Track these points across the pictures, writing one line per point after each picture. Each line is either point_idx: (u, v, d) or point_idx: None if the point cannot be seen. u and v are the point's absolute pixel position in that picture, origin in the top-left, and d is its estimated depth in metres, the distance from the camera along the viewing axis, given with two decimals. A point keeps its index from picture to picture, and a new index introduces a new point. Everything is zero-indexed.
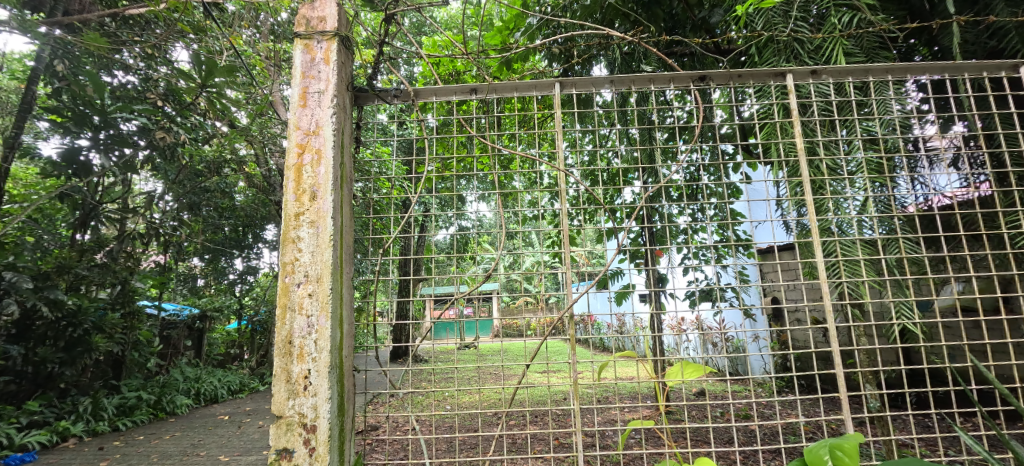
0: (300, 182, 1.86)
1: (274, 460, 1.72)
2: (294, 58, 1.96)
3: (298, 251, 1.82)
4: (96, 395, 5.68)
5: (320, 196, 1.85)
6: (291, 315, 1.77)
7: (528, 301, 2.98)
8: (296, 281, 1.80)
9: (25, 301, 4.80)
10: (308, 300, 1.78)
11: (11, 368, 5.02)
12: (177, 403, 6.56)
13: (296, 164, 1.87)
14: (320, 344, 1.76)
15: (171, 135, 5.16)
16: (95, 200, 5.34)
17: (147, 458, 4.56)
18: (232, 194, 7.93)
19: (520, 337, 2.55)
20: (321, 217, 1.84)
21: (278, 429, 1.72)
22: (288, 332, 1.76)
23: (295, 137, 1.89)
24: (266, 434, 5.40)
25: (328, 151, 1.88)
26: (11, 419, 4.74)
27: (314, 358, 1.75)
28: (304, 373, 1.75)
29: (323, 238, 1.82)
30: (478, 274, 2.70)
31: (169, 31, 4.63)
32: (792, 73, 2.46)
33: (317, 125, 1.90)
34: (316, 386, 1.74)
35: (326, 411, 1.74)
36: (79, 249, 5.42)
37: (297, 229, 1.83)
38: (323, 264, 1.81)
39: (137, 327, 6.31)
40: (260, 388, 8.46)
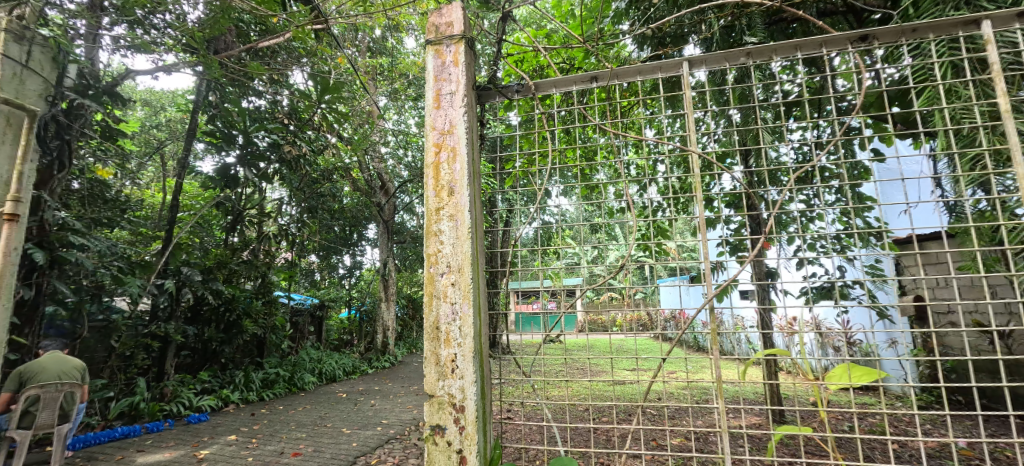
0: (438, 179, 2.01)
1: (428, 435, 1.86)
2: (428, 64, 2.13)
3: (440, 243, 1.96)
4: (246, 370, 6.76)
5: (458, 191, 1.97)
6: (437, 302, 1.91)
7: (612, 296, 2.94)
8: (440, 271, 1.93)
9: (196, 291, 5.91)
10: (451, 289, 1.90)
11: (187, 346, 6.20)
12: (306, 380, 7.53)
13: (434, 162, 2.03)
14: (464, 330, 1.87)
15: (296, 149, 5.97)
16: (241, 207, 6.41)
17: (287, 425, 5.32)
18: (340, 198, 9.09)
19: (606, 334, 2.49)
20: (459, 211, 1.96)
21: (432, 407, 1.86)
22: (435, 318, 1.90)
23: (432, 137, 2.06)
24: (378, 412, 6.00)
25: (462, 148, 2.00)
26: (190, 386, 5.88)
27: (459, 343, 1.86)
28: (451, 356, 1.87)
29: (462, 230, 1.93)
30: (562, 268, 2.73)
31: (290, 58, 5.33)
32: (992, 19, 1.95)
33: (450, 124, 2.04)
34: (464, 370, 1.84)
35: (472, 393, 1.83)
36: (231, 247, 6.54)
37: (439, 222, 1.97)
38: (463, 255, 1.92)
39: (274, 313, 7.38)
40: (369, 371, 9.36)
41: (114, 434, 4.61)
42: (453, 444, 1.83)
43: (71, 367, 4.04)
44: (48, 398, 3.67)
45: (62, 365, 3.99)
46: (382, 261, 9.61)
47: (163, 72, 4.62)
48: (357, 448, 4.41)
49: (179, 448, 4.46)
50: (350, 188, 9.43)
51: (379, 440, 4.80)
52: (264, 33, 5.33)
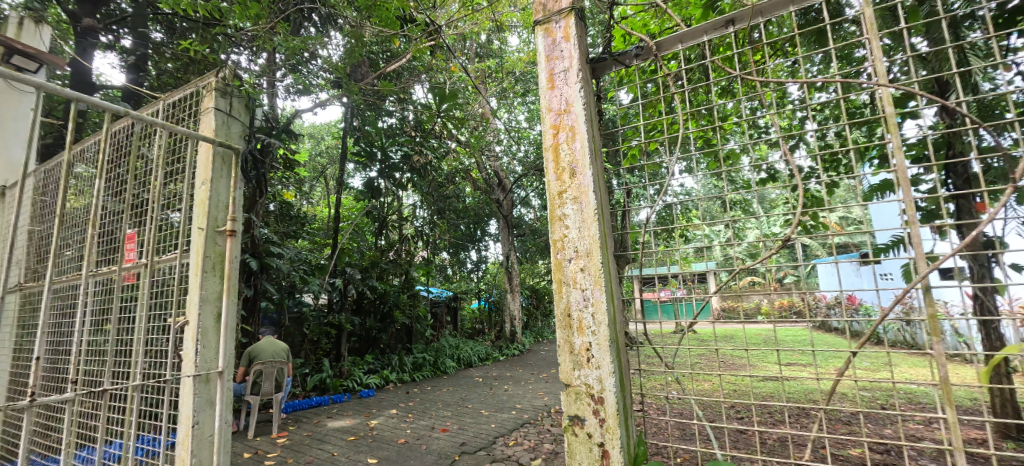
0: (558, 161, 1.61)
1: (566, 426, 1.52)
2: (536, 46, 1.74)
3: (565, 228, 1.57)
4: (399, 354, 7.66)
5: (580, 172, 1.56)
6: (566, 289, 1.54)
7: (755, 278, 2.56)
8: (567, 257, 1.55)
9: (358, 287, 6.89)
10: (581, 274, 1.51)
11: (356, 333, 7.30)
12: (448, 364, 8.24)
13: (552, 145, 1.64)
14: (598, 317, 1.47)
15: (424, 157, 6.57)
16: (385, 213, 7.25)
17: (436, 404, 5.88)
18: (463, 198, 9.70)
19: (749, 322, 2.15)
20: (583, 193, 1.54)
21: (568, 396, 1.51)
22: (565, 305, 1.54)
23: (548, 119, 1.66)
24: (513, 397, 6.28)
25: (582, 126, 1.57)
26: (359, 366, 6.87)
27: (593, 331, 1.47)
28: (586, 345, 1.48)
29: (589, 212, 1.52)
30: (692, 250, 2.49)
31: (412, 76, 5.81)
32: None
33: (567, 103, 1.62)
34: (600, 360, 1.45)
35: (613, 385, 1.43)
36: (380, 249, 7.44)
37: (562, 206, 1.58)
38: (591, 238, 1.51)
39: (417, 305, 8.20)
40: (501, 358, 9.86)
41: (310, 402, 5.64)
42: (594, 437, 1.45)
43: (280, 348, 4.94)
44: (267, 372, 4.70)
45: (274, 346, 4.93)
46: (504, 254, 10.08)
47: (320, 107, 5.40)
48: (497, 429, 4.69)
49: (356, 417, 5.25)
50: (471, 187, 10.00)
51: (517, 423, 5.03)
52: (389, 58, 5.89)
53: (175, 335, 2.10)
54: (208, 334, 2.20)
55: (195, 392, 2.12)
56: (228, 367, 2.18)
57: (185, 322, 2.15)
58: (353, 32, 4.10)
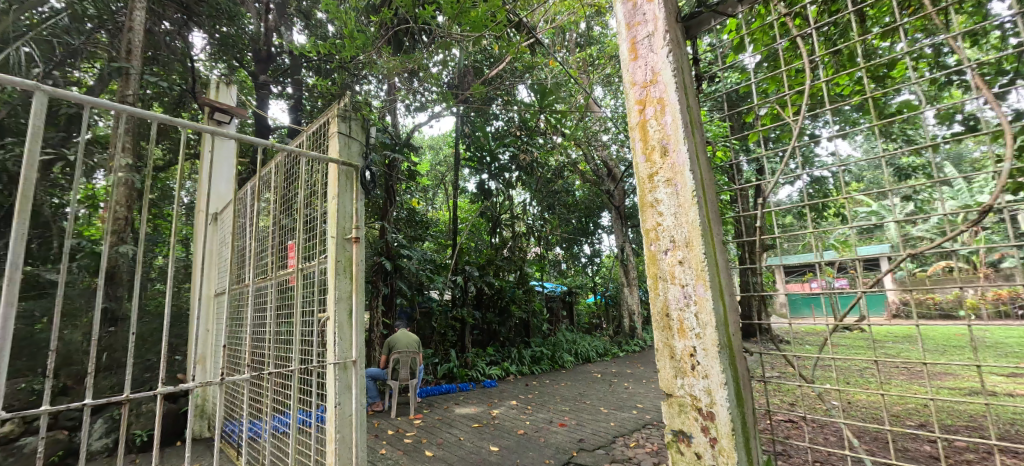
0: (647, 139, 1.44)
1: (671, 442, 1.35)
2: (616, 14, 1.58)
3: (658, 215, 1.40)
4: (518, 347, 7.86)
5: (673, 149, 1.37)
6: (663, 284, 1.37)
7: (950, 265, 2.00)
8: (663, 248, 1.38)
9: (477, 284, 7.25)
10: (680, 268, 1.33)
11: (477, 326, 7.64)
12: (565, 358, 8.23)
13: (639, 122, 1.47)
14: (702, 318, 1.28)
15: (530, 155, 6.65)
16: (497, 213, 7.58)
17: (554, 398, 5.89)
18: (573, 191, 9.61)
19: (944, 320, 1.68)
20: (677, 173, 1.35)
21: (669, 408, 1.35)
22: (662, 303, 1.37)
23: (632, 94, 1.50)
24: (634, 396, 5.99)
25: (672, 96, 1.38)
26: (481, 358, 7.22)
27: (697, 334, 1.29)
28: (689, 350, 1.30)
29: (685, 196, 1.33)
30: (852, 234, 2.05)
31: (513, 75, 5.88)
32: None
33: (653, 73, 1.44)
34: (706, 369, 1.26)
35: (725, 399, 1.23)
36: (495, 247, 7.76)
37: (654, 191, 1.41)
38: (690, 225, 1.31)
39: (533, 300, 8.36)
40: (621, 354, 9.52)
41: (440, 389, 6.08)
42: (705, 459, 1.26)
43: (413, 339, 5.33)
44: (404, 360, 5.15)
45: (408, 337, 5.32)
46: (619, 247, 9.76)
47: (434, 119, 5.75)
48: (617, 429, 4.50)
49: (480, 406, 5.50)
50: (581, 180, 9.85)
51: (639, 423, 4.78)
52: (491, 63, 6.07)
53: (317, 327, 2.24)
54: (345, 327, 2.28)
55: (336, 377, 2.21)
56: (361, 357, 2.24)
57: (325, 314, 2.28)
58: (458, 40, 4.30)
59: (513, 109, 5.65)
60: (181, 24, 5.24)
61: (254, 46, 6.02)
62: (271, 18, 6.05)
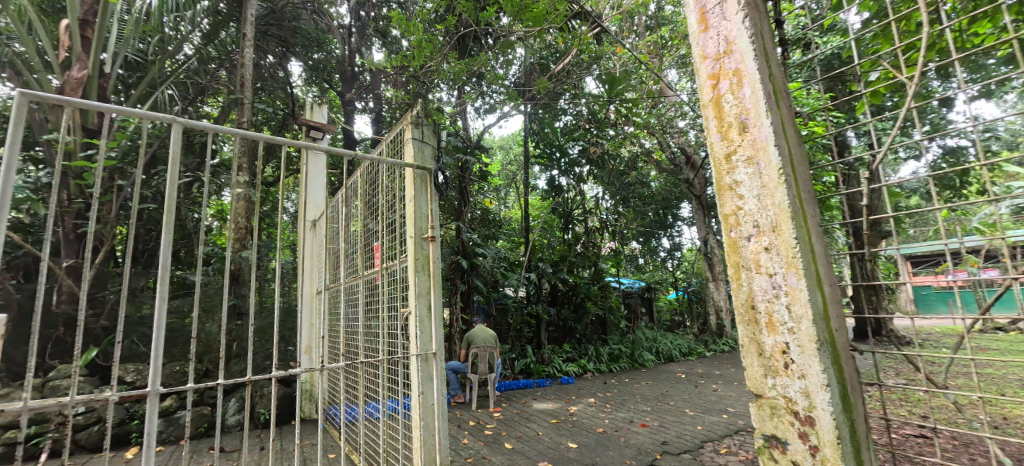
0: (722, 116, 1.33)
1: (762, 448, 1.23)
2: None
3: (738, 199, 1.28)
4: (595, 345, 7.72)
5: (753, 124, 1.24)
6: (747, 274, 1.25)
7: None
8: (744, 234, 1.26)
9: (551, 281, 7.25)
10: (766, 256, 1.21)
11: (553, 323, 7.60)
12: (646, 357, 7.94)
13: (713, 98, 1.36)
14: (795, 311, 1.14)
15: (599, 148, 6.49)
16: (568, 209, 7.53)
17: (635, 398, 5.69)
18: (648, 183, 9.22)
19: None
20: (759, 150, 1.23)
21: (759, 411, 1.23)
22: (747, 295, 1.25)
23: (704, 69, 1.39)
24: (723, 398, 5.60)
25: (750, 66, 1.25)
26: (558, 354, 7.20)
27: (790, 329, 1.15)
28: (781, 346, 1.17)
29: (769, 175, 1.20)
30: (1002, 214, 1.69)
31: (579, 67, 5.73)
32: None
33: (727, 42, 1.32)
34: (802, 368, 1.13)
35: (827, 402, 1.09)
36: (568, 243, 7.72)
37: (732, 172, 1.30)
38: (776, 207, 1.18)
39: (609, 296, 8.17)
40: (707, 354, 8.94)
41: (518, 384, 6.16)
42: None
43: (490, 334, 5.43)
44: (482, 355, 5.27)
45: (485, 333, 5.40)
46: (702, 239, 9.21)
47: (502, 118, 5.81)
48: (705, 433, 4.22)
49: (558, 402, 5.49)
50: (656, 170, 9.41)
51: (729, 427, 4.45)
52: (557, 58, 6.00)
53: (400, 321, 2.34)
54: (426, 321, 2.36)
55: (419, 369, 2.30)
56: (441, 349, 2.31)
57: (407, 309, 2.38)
58: (524, 37, 4.30)
59: (580, 101, 5.54)
60: (281, 56, 6.15)
61: (340, 68, 6.59)
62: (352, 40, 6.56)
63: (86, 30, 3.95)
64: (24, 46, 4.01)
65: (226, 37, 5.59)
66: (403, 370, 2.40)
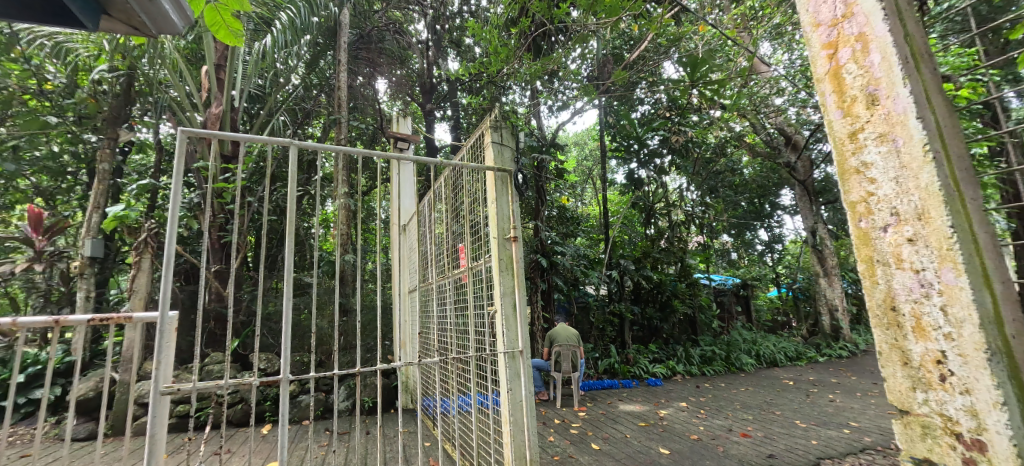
0: (844, 90, 1.18)
1: None
2: None
3: (870, 184, 1.12)
4: (685, 346, 7.32)
5: (884, 96, 1.08)
6: (885, 271, 1.09)
7: None
8: (880, 224, 1.10)
9: (633, 278, 7.03)
10: (909, 249, 1.03)
11: (637, 322, 7.37)
12: (743, 361, 7.36)
13: (832, 71, 1.21)
14: (952, 314, 0.96)
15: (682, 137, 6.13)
16: (650, 203, 7.25)
17: (733, 404, 5.29)
18: (740, 170, 8.52)
19: None
20: (894, 126, 1.06)
21: (907, 429, 1.07)
22: (886, 295, 1.09)
23: (820, 39, 1.25)
24: (842, 410, 4.98)
25: (877, 29, 1.09)
26: (644, 355, 6.94)
27: (946, 336, 0.97)
28: (935, 356, 1.00)
29: (909, 153, 1.03)
30: None
31: (657, 53, 5.40)
32: None
33: (847, 6, 1.17)
34: (964, 382, 0.95)
35: (1002, 426, 0.89)
36: (651, 239, 7.42)
37: (860, 153, 1.14)
38: (920, 191, 1.00)
39: (700, 294, 7.70)
40: (819, 359, 8.03)
41: (603, 384, 6.03)
42: None
43: (572, 332, 5.36)
44: (565, 354, 5.20)
45: (567, 331, 5.37)
46: (810, 230, 8.36)
47: (577, 115, 5.69)
48: (820, 448, 3.78)
49: (646, 404, 5.27)
50: (749, 156, 8.64)
51: (850, 443, 3.95)
52: (632, 46, 5.74)
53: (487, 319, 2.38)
54: (512, 320, 2.37)
55: (506, 366, 2.32)
56: (527, 347, 2.31)
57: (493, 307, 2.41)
58: (597, 28, 4.15)
59: (660, 89, 5.22)
60: (369, 76, 6.67)
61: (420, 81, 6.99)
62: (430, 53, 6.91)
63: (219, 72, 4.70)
64: (177, 91, 4.82)
65: (324, 64, 6.11)
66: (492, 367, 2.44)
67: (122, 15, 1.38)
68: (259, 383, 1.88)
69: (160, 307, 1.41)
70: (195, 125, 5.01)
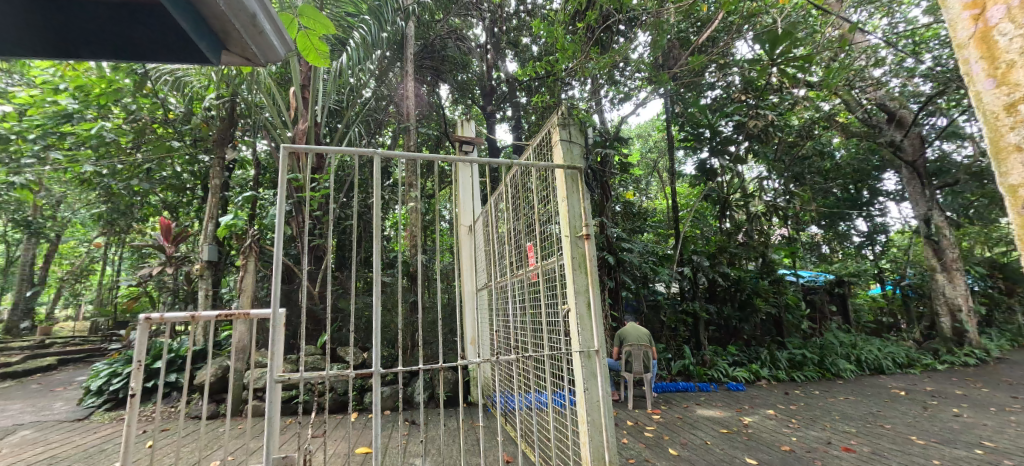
0: (996, 59, 1.21)
1: None
2: None
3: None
4: (770, 348, 6.79)
5: None
6: None
7: None
8: None
9: (708, 274, 6.66)
10: None
11: (713, 322, 7.01)
12: (841, 366, 6.68)
13: (980, 40, 1.24)
14: None
15: (761, 122, 5.68)
16: (725, 195, 6.85)
17: (831, 415, 4.81)
18: (831, 154, 7.70)
19: None
20: None
21: None
22: None
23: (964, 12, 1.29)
24: (971, 428, 4.33)
25: None
26: (723, 357, 6.54)
27: None
28: None
29: None
30: None
31: (728, 33, 4.96)
32: None
33: None
34: None
35: None
36: (727, 233, 6.99)
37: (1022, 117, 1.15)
38: None
39: (786, 292, 7.12)
40: (937, 366, 7.07)
41: (677, 386, 5.77)
42: None
43: (643, 331, 5.19)
44: (636, 354, 5.03)
45: (638, 331, 5.20)
46: (922, 218, 7.41)
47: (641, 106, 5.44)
48: None
49: (728, 410, 4.95)
50: (841, 138, 7.78)
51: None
52: (700, 29, 5.35)
53: (561, 318, 2.35)
54: (586, 319, 2.31)
55: (582, 366, 2.27)
56: (603, 346, 2.24)
57: (567, 306, 2.36)
58: (661, 12, 3.92)
59: (733, 73, 4.80)
60: (431, 84, 6.71)
61: (481, 84, 7.12)
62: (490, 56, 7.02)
63: (306, 92, 5.18)
64: (270, 113, 5.30)
65: (393, 74, 6.42)
66: (566, 366, 2.41)
67: (238, 47, 1.37)
68: (358, 373, 2.05)
69: (274, 303, 1.55)
70: (284, 139, 5.49)
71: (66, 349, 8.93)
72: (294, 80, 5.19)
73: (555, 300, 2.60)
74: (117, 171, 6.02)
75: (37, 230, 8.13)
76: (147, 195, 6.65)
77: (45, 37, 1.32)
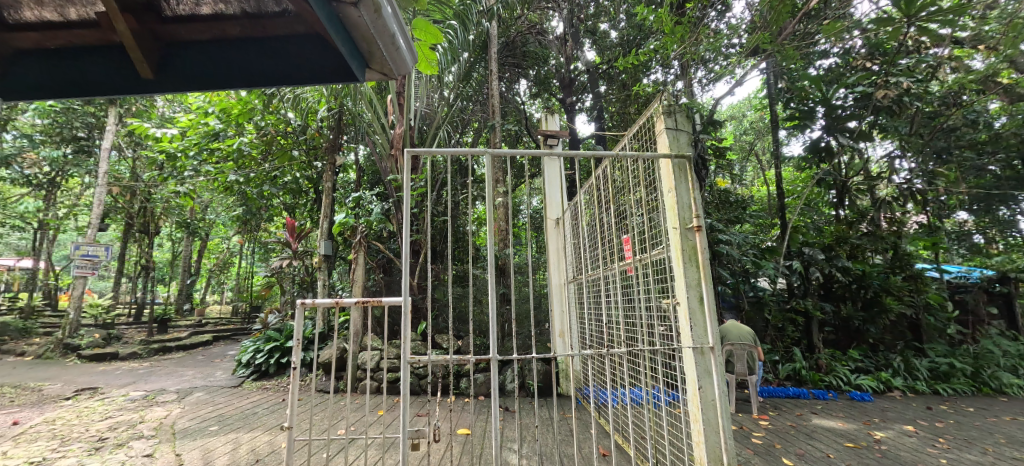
0: None
1: None
2: None
3: None
4: (905, 355, 5.90)
5: None
6: None
7: None
8: None
9: (823, 269, 5.95)
10: None
11: (829, 322, 6.25)
12: (1005, 381, 5.60)
13: None
14: None
15: (892, 91, 4.84)
16: (843, 177, 6.04)
17: (992, 437, 4.04)
18: None
19: None
20: None
21: None
22: None
23: None
24: None
25: None
26: (843, 362, 5.82)
27: None
28: None
29: None
30: None
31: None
32: None
33: None
34: None
35: None
36: (848, 222, 6.23)
37: None
38: None
39: (926, 291, 6.13)
40: None
41: (788, 391, 5.24)
42: None
43: (746, 330, 4.82)
44: (738, 354, 4.66)
45: (739, 330, 4.84)
46: None
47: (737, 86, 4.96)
48: None
49: (851, 422, 4.40)
50: None
51: None
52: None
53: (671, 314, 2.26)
54: (697, 315, 2.20)
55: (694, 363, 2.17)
56: (719, 343, 2.13)
57: (676, 302, 2.27)
58: None
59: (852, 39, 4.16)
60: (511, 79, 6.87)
61: (559, 75, 7.01)
62: (569, 46, 6.84)
63: (400, 98, 5.48)
64: (371, 118, 5.75)
65: (477, 75, 6.57)
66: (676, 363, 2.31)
67: (378, 65, 1.37)
68: (477, 359, 2.18)
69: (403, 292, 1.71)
70: (380, 142, 5.89)
71: (219, 329, 10.64)
72: (391, 88, 5.48)
73: (660, 295, 2.51)
74: (251, 178, 6.97)
75: (195, 230, 9.77)
76: (273, 198, 7.59)
77: (200, 75, 1.35)
